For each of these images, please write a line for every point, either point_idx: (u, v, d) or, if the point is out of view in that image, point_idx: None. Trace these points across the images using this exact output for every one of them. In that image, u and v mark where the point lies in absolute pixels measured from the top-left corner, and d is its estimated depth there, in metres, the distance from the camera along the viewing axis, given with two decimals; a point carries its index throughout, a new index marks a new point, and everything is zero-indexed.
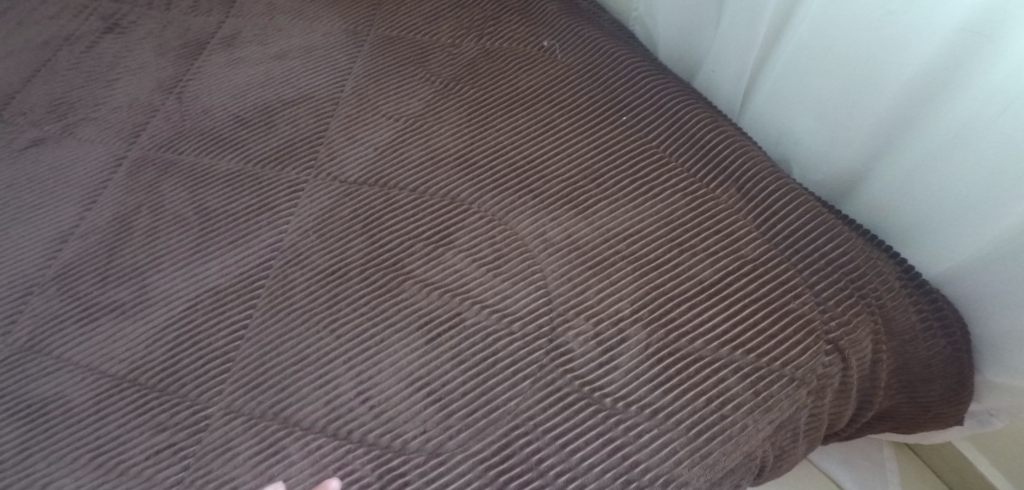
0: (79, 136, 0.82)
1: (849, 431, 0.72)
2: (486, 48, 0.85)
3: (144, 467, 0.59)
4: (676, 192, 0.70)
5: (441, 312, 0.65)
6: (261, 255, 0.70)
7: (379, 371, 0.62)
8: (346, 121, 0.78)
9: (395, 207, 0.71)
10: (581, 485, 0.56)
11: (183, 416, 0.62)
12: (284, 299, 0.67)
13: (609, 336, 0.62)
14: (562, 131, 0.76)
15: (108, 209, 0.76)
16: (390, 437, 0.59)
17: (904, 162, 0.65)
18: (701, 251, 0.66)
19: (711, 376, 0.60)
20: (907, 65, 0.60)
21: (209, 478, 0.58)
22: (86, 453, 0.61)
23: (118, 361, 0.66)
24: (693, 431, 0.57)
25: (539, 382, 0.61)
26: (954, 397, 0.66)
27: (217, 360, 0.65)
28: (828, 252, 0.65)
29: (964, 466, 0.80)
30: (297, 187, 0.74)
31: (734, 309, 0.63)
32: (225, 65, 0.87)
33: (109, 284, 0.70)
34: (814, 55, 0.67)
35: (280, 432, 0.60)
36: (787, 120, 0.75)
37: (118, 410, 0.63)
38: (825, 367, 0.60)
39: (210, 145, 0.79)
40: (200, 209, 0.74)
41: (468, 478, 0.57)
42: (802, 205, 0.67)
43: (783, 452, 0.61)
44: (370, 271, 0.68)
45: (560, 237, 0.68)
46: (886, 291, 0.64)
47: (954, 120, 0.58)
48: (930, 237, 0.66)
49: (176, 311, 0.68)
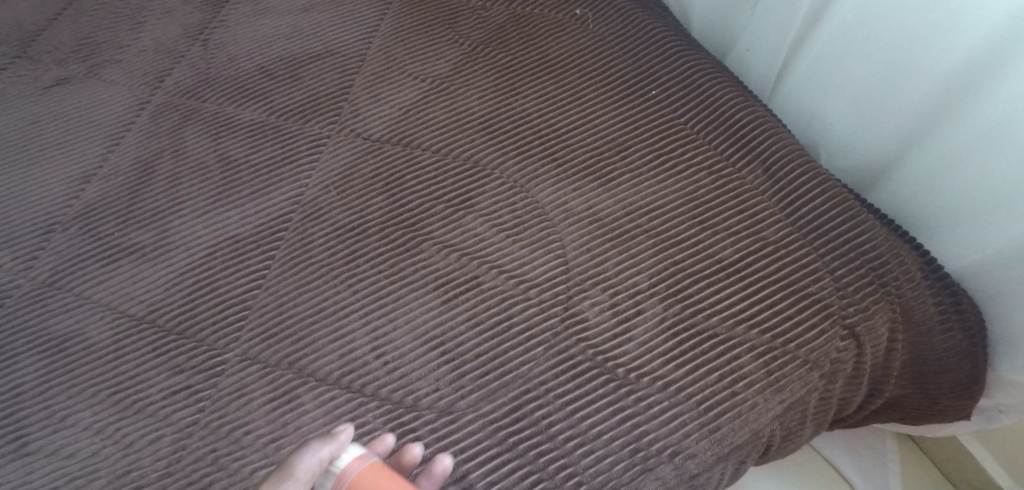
0: (104, 78, 0.82)
1: (855, 418, 0.72)
2: (517, 12, 0.83)
3: (160, 406, 0.61)
4: (701, 170, 0.69)
5: (459, 275, 0.65)
6: (282, 207, 0.70)
7: (394, 328, 0.63)
8: (372, 78, 0.78)
9: (418, 168, 0.71)
10: (588, 451, 0.57)
11: (199, 360, 0.63)
12: (303, 252, 0.68)
13: (625, 307, 0.63)
14: (589, 102, 0.75)
15: (131, 152, 0.76)
16: (403, 393, 0.60)
17: (937, 154, 0.64)
18: (723, 230, 0.66)
19: (724, 354, 0.60)
20: (949, 52, 0.59)
21: (224, 421, 0.60)
22: (104, 390, 0.62)
23: (137, 303, 0.67)
24: (703, 406, 0.58)
25: (553, 349, 0.61)
26: (965, 390, 0.67)
27: (235, 308, 0.65)
28: (851, 238, 0.64)
29: (964, 460, 0.81)
30: (320, 141, 0.74)
31: (751, 290, 0.63)
32: (252, 14, 0.86)
33: (130, 227, 0.71)
34: (854, 36, 0.66)
35: (295, 382, 0.61)
36: (819, 103, 0.74)
37: (136, 350, 0.64)
38: (839, 352, 0.61)
39: (234, 94, 0.79)
40: (222, 158, 0.74)
41: (479, 437, 0.58)
42: (828, 190, 0.67)
43: (789, 432, 0.62)
44: (390, 229, 0.68)
45: (581, 208, 0.68)
46: (907, 281, 0.64)
47: (994, 113, 0.57)
48: (956, 231, 0.65)
49: (196, 257, 0.68)
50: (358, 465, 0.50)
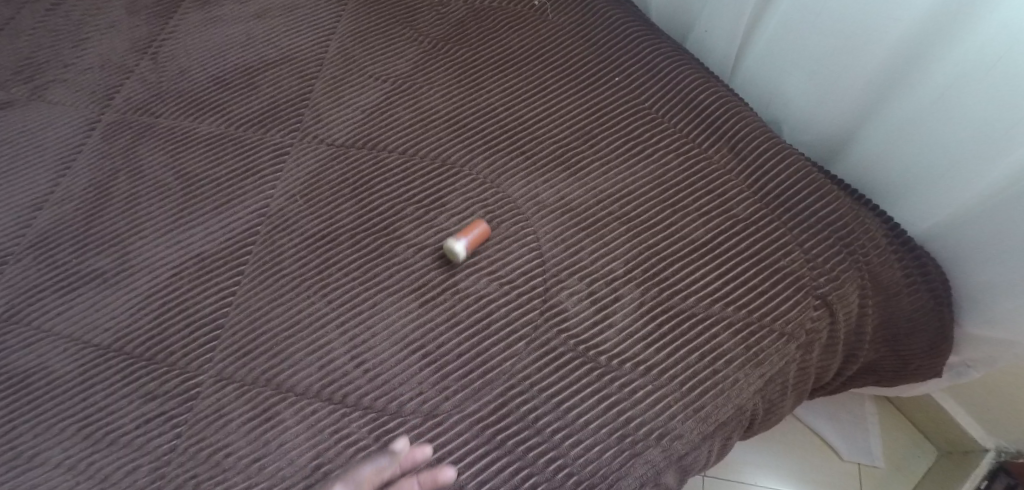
0: (49, 99, 0.79)
1: (834, 384, 0.74)
2: (475, 7, 0.83)
3: (134, 436, 0.59)
4: (668, 153, 0.70)
5: (435, 275, 0.64)
6: (247, 219, 0.69)
7: (373, 335, 0.62)
8: (331, 82, 0.76)
9: (385, 170, 0.70)
10: (577, 441, 0.57)
11: (172, 385, 0.61)
12: (273, 266, 0.66)
13: (603, 295, 0.63)
14: (554, 92, 0.75)
15: (83, 175, 0.73)
16: (386, 400, 0.59)
17: (896, 121, 0.66)
18: (693, 211, 0.66)
19: (703, 333, 0.61)
20: (899, 22, 0.60)
21: (203, 445, 0.58)
22: (74, 424, 0.60)
23: (103, 331, 0.64)
24: (686, 386, 0.59)
25: (535, 342, 0.61)
26: (935, 349, 0.69)
27: (205, 328, 0.63)
28: (816, 210, 0.66)
29: (941, 416, 0.83)
30: (282, 151, 0.72)
31: (726, 268, 0.64)
32: (203, 24, 0.84)
33: (89, 252, 0.68)
34: (807, 11, 0.68)
35: (274, 399, 0.60)
36: (777, 80, 0.76)
37: (105, 379, 0.61)
38: (813, 322, 0.62)
39: (189, 107, 0.76)
40: (181, 173, 0.72)
41: (467, 438, 0.57)
42: (792, 165, 0.68)
43: (771, 404, 0.63)
44: (361, 235, 0.67)
45: (553, 199, 0.68)
46: (872, 248, 0.66)
47: (947, 76, 0.59)
48: (917, 194, 0.67)
49: (161, 278, 0.66)
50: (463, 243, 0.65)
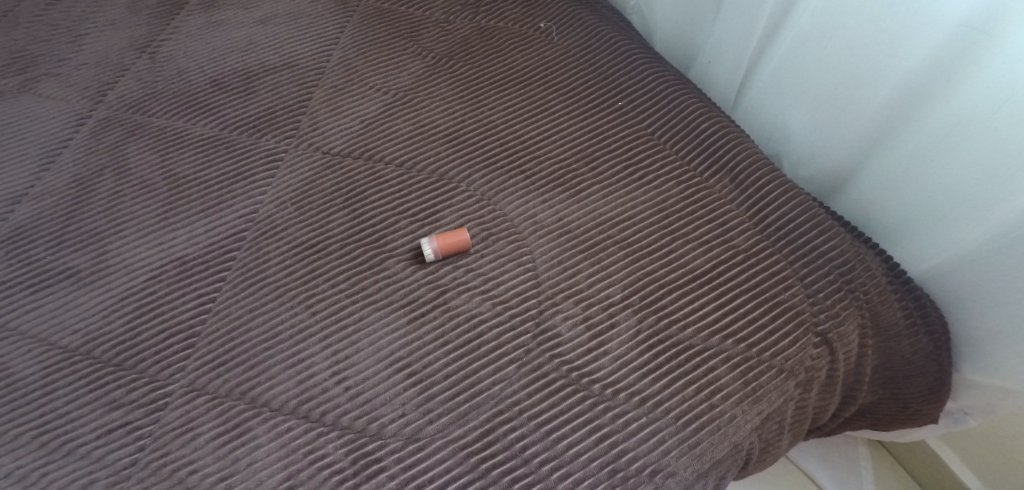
0: (40, 92, 0.78)
1: (830, 426, 0.72)
2: (482, 26, 0.83)
3: (94, 447, 0.55)
4: (669, 180, 0.69)
5: (426, 291, 0.62)
6: (234, 225, 0.66)
7: (357, 351, 0.59)
8: (332, 91, 0.75)
9: (380, 182, 0.69)
10: (565, 474, 0.54)
11: (139, 394, 0.57)
12: (257, 273, 0.63)
13: (598, 320, 0.61)
14: (555, 113, 0.74)
15: (66, 170, 0.71)
16: (366, 421, 0.56)
17: (897, 157, 0.66)
18: (694, 239, 0.65)
19: (701, 365, 0.59)
20: (904, 62, 0.61)
21: (166, 460, 0.54)
22: (30, 430, 0.56)
23: (72, 332, 0.61)
24: (682, 420, 0.56)
25: (526, 367, 0.58)
26: (933, 394, 0.67)
27: (181, 336, 0.60)
28: (819, 246, 0.65)
29: (937, 464, 0.80)
30: (275, 157, 0.70)
31: (725, 299, 0.62)
32: (204, 27, 0.83)
33: (65, 250, 0.65)
34: (812, 47, 0.68)
35: (246, 413, 0.56)
36: (781, 114, 0.76)
37: (69, 384, 0.58)
38: (813, 359, 0.60)
39: (183, 108, 0.75)
40: (169, 175, 0.70)
41: (449, 465, 0.54)
42: (794, 199, 0.67)
43: (767, 444, 0.61)
44: (350, 246, 0.65)
45: (552, 219, 0.66)
46: (874, 287, 0.64)
47: (950, 118, 0.59)
48: (918, 236, 0.67)
49: (138, 281, 0.63)
50: (438, 248, 0.63)
